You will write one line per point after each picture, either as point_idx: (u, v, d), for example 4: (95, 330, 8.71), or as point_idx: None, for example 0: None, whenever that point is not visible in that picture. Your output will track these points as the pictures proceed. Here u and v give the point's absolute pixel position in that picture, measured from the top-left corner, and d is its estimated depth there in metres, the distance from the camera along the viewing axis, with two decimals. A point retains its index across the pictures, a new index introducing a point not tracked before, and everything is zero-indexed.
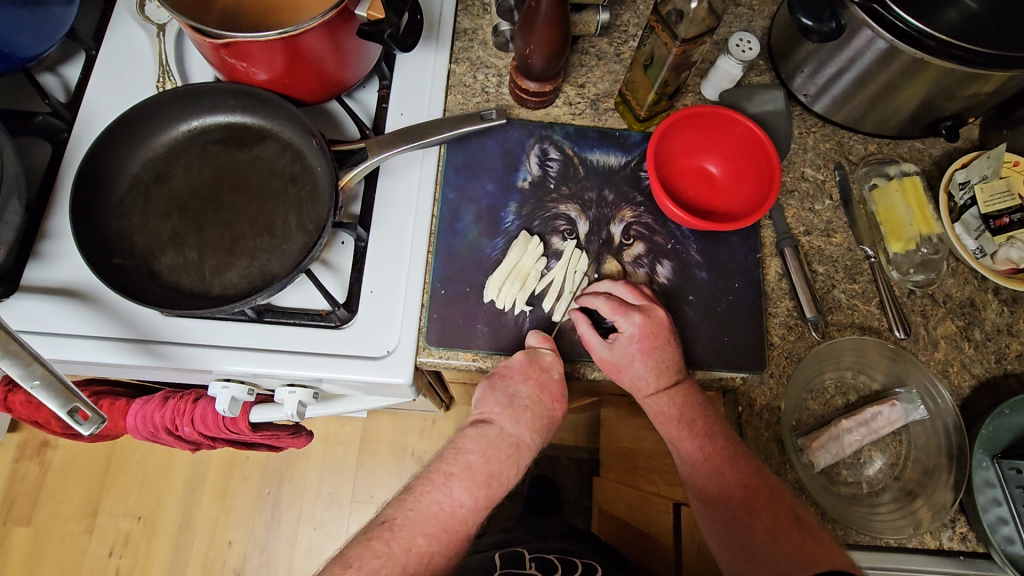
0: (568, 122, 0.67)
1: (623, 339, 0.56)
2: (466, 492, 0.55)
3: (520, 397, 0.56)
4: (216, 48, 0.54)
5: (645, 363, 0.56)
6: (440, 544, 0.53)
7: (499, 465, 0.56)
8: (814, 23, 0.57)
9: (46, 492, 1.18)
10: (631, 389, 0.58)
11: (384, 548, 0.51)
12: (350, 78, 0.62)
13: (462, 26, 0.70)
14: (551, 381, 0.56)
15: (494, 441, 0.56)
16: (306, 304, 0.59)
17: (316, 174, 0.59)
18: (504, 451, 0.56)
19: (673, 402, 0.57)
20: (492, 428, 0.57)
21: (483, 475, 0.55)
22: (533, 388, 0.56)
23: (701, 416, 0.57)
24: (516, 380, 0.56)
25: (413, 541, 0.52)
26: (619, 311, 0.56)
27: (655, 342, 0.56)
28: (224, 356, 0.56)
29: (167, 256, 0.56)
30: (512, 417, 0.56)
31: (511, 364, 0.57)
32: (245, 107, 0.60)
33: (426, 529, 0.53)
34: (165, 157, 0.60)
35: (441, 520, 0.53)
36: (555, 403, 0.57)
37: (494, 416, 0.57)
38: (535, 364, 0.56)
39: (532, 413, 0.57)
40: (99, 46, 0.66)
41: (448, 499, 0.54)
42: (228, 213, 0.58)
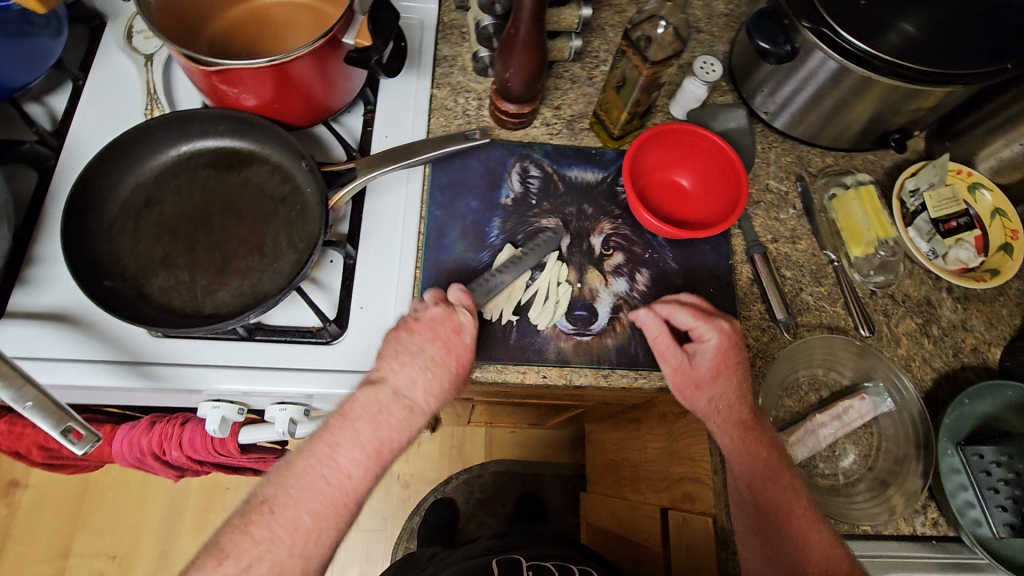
0: (546, 141, 0.71)
1: (706, 347, 0.57)
2: (354, 464, 0.49)
3: (422, 355, 0.53)
4: (208, 75, 0.56)
5: (725, 385, 0.56)
6: (327, 520, 0.47)
7: (390, 432, 0.50)
8: (771, 46, 0.63)
9: (15, 534, 1.14)
10: (706, 410, 0.56)
11: (266, 534, 0.45)
12: (337, 103, 0.65)
13: (442, 53, 0.74)
14: (459, 343, 0.54)
15: (384, 404, 0.51)
16: (297, 322, 0.60)
17: (305, 195, 0.61)
18: (394, 414, 0.51)
19: (752, 441, 0.56)
20: (381, 390, 0.51)
21: (373, 443, 0.49)
22: (433, 349, 0.53)
23: (770, 460, 0.56)
24: (424, 338, 0.53)
25: (298, 522, 0.46)
26: (705, 321, 0.57)
27: (732, 356, 0.57)
28: (215, 375, 0.57)
29: (158, 277, 0.57)
30: (409, 378, 0.52)
31: (422, 318, 0.54)
32: (235, 132, 0.62)
33: (310, 506, 0.47)
34: (154, 182, 0.61)
35: (328, 495, 0.47)
36: (448, 381, 0.53)
37: (385, 374, 0.52)
38: (449, 321, 0.54)
39: (433, 375, 0.52)
40: (87, 76, 0.67)
41: (329, 470, 0.48)
42: (218, 234, 0.59)
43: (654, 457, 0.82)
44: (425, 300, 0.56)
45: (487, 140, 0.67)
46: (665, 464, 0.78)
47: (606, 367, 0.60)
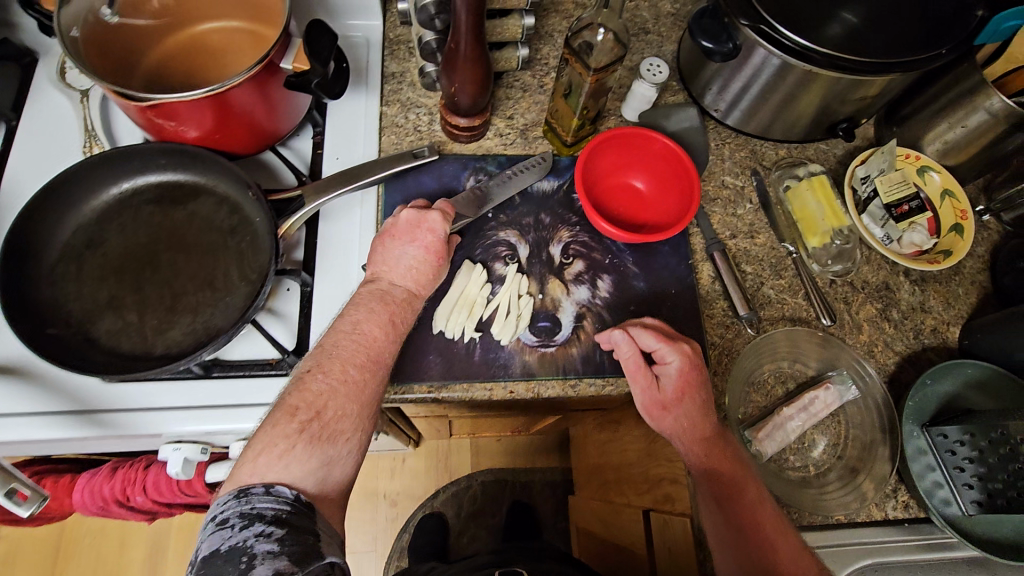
0: (500, 152, 0.70)
1: (669, 369, 0.56)
2: (377, 327, 0.53)
3: (405, 256, 0.58)
4: (143, 110, 0.54)
5: (690, 406, 0.56)
6: (370, 372, 0.51)
7: (399, 307, 0.56)
8: (714, 44, 0.63)
9: None
10: (673, 431, 0.56)
11: (324, 385, 0.49)
12: (282, 128, 0.64)
13: (389, 70, 0.73)
14: (435, 241, 0.59)
15: (384, 290, 0.56)
16: (255, 355, 0.59)
17: (254, 224, 0.59)
18: (397, 295, 0.56)
19: (722, 459, 0.55)
20: (378, 283, 0.57)
21: (388, 313, 0.55)
22: (421, 246, 0.58)
23: (738, 472, 0.55)
24: (403, 241, 0.58)
25: (345, 372, 0.50)
26: (668, 343, 0.57)
27: (696, 377, 0.57)
28: (172, 418, 0.55)
29: (105, 321, 0.55)
30: (398, 272, 0.57)
31: (398, 225, 0.59)
32: (177, 165, 0.60)
33: (353, 360, 0.51)
34: (97, 222, 0.59)
35: (364, 351, 0.52)
36: (435, 278, 0.59)
37: (379, 269, 0.58)
38: (423, 223, 0.59)
39: (417, 269, 0.58)
40: (20, 117, 0.65)
41: (366, 336, 0.53)
42: (166, 271, 0.57)
43: (634, 458, 0.83)
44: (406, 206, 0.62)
45: (437, 156, 0.67)
46: (644, 465, 0.79)
47: (573, 378, 0.60)
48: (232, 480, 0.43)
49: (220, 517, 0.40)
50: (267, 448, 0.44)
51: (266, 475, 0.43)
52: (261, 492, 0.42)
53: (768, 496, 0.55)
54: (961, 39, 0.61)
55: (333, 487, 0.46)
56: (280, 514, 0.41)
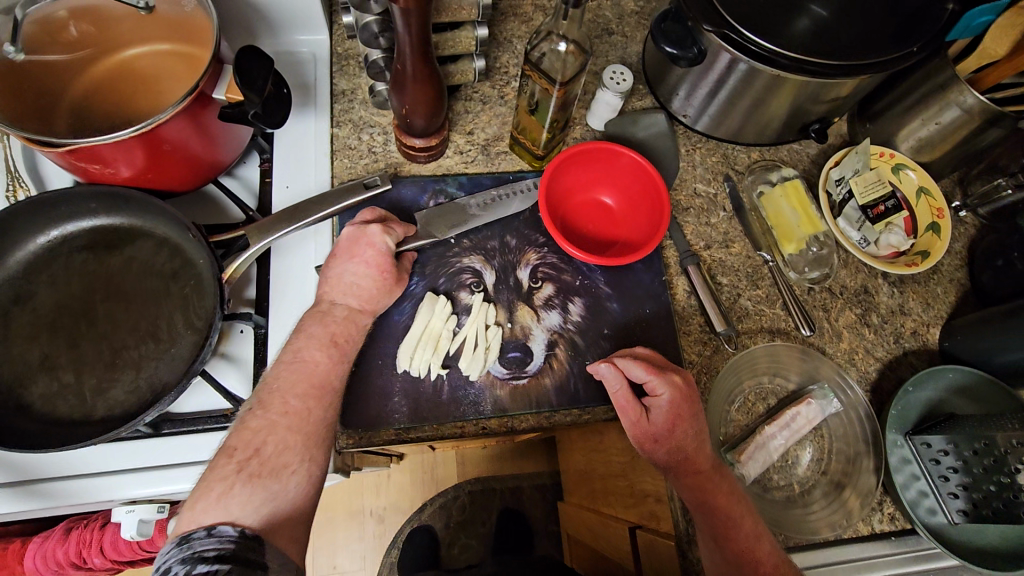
0: (461, 171, 0.67)
1: (659, 403, 0.54)
2: (319, 352, 0.51)
3: (347, 274, 0.55)
4: (65, 154, 0.50)
5: (682, 437, 0.54)
6: (316, 401, 0.49)
7: (343, 327, 0.53)
8: (678, 50, 0.60)
9: None
10: (664, 464, 0.55)
11: (263, 422, 0.46)
12: (224, 160, 0.60)
13: (339, 87, 0.69)
14: (377, 254, 0.56)
15: (328, 312, 0.54)
16: (208, 407, 0.55)
17: (198, 267, 0.55)
18: (338, 314, 0.54)
19: (716, 493, 0.54)
20: (321, 305, 0.54)
21: (331, 336, 0.52)
22: (364, 262, 0.55)
23: (729, 507, 0.53)
24: (344, 259, 0.55)
25: (285, 403, 0.47)
26: (657, 375, 0.54)
27: (687, 409, 0.55)
28: (120, 482, 0.52)
29: (39, 384, 0.51)
30: (341, 291, 0.55)
31: (339, 243, 0.56)
32: (109, 208, 0.56)
33: (295, 390, 0.48)
34: (24, 276, 0.55)
35: (307, 378, 0.49)
36: (384, 294, 0.56)
37: (322, 289, 0.55)
38: (361, 237, 0.56)
39: (360, 286, 0.55)
40: None
41: (310, 366, 0.50)
42: (104, 325, 0.53)
43: (618, 473, 0.81)
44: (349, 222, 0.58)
45: (390, 185, 0.62)
46: (628, 481, 0.77)
47: (547, 410, 0.57)
48: (173, 531, 0.40)
49: (159, 567, 0.37)
50: (204, 492, 0.41)
51: (206, 519, 0.40)
52: (203, 535, 0.39)
53: (767, 532, 0.54)
54: (933, 34, 0.58)
55: (284, 521, 0.43)
56: (226, 552, 0.38)
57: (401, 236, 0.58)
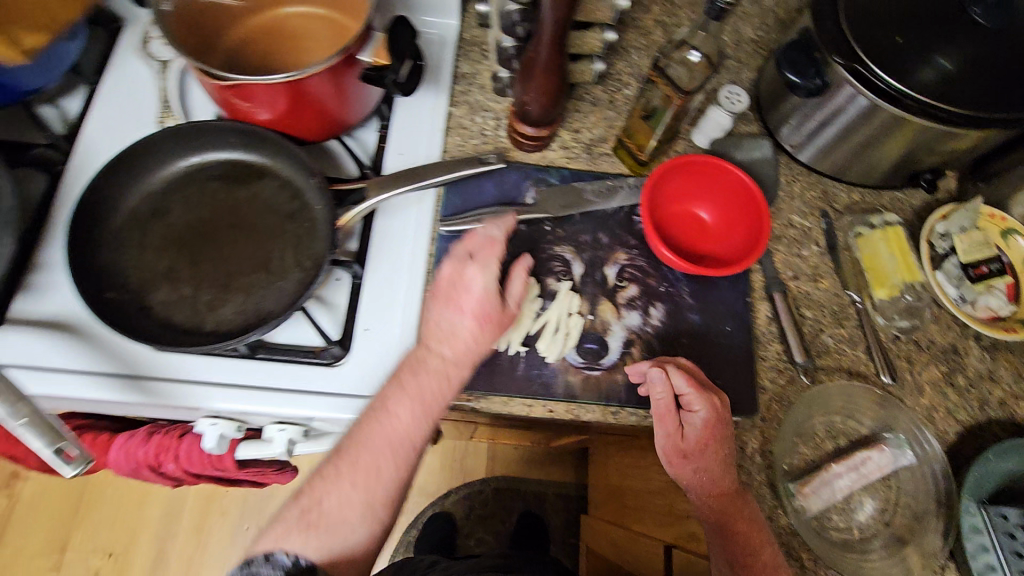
0: (564, 165, 0.69)
1: (695, 419, 0.55)
2: (407, 409, 0.52)
3: (456, 329, 0.54)
4: (223, 88, 0.55)
5: (710, 461, 0.55)
6: (390, 456, 0.52)
7: (438, 386, 0.53)
8: (800, 78, 0.60)
9: (14, 525, 1.21)
10: (691, 481, 0.55)
11: (335, 471, 0.51)
12: (352, 119, 0.64)
13: (462, 70, 0.73)
14: (490, 305, 0.54)
15: (429, 369, 0.54)
16: (299, 341, 0.59)
17: (314, 212, 0.60)
18: (436, 364, 0.54)
19: (739, 519, 0.53)
20: (423, 354, 0.54)
21: (423, 395, 0.53)
22: (471, 314, 0.54)
23: (754, 534, 0.53)
24: (455, 312, 0.54)
25: (358, 456, 0.51)
26: (700, 391, 0.54)
27: (720, 430, 0.55)
28: (212, 394, 0.56)
29: (160, 291, 0.56)
30: (447, 344, 0.54)
31: (442, 283, 0.55)
32: (247, 144, 0.61)
33: (371, 454, 0.51)
34: (163, 193, 0.60)
35: (386, 438, 0.52)
36: (492, 338, 0.54)
37: (427, 332, 0.55)
38: (461, 286, 0.54)
39: (468, 345, 0.54)
40: (102, 81, 0.67)
41: (392, 421, 0.52)
42: (224, 248, 0.58)
43: (659, 490, 0.80)
44: (454, 253, 0.56)
45: (503, 165, 0.66)
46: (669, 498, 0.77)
47: (615, 405, 0.58)
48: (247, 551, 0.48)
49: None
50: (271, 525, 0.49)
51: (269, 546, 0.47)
52: (262, 560, 0.46)
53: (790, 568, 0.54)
54: None
55: (340, 562, 0.49)
56: None
57: (517, 278, 0.55)
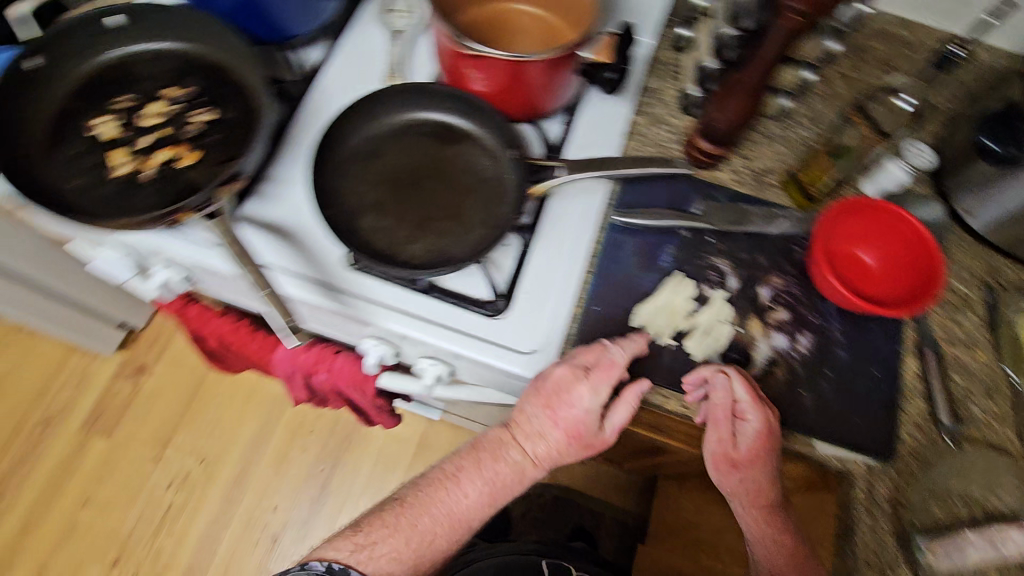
0: (731, 186, 0.72)
1: (748, 428, 0.57)
2: (475, 490, 0.63)
3: (548, 437, 0.61)
4: (461, 56, 0.64)
5: (755, 471, 0.59)
6: (445, 532, 0.63)
7: (508, 479, 0.64)
8: (998, 147, 0.62)
9: (130, 413, 1.34)
10: (736, 489, 0.59)
11: (392, 521, 0.62)
12: (550, 105, 0.71)
13: (649, 84, 0.78)
14: (586, 428, 0.60)
15: (507, 459, 0.63)
16: (467, 290, 0.64)
17: (505, 181, 0.67)
18: (512, 460, 0.63)
19: (778, 526, 0.61)
20: (507, 441, 0.63)
21: (493, 478, 0.64)
22: (563, 428, 0.60)
23: (792, 543, 0.61)
24: (553, 424, 0.60)
25: (417, 519, 0.62)
26: (755, 401, 0.57)
27: (770, 439, 0.58)
28: (388, 317, 0.63)
29: (367, 218, 0.64)
30: (529, 446, 0.62)
31: (547, 384, 0.59)
32: (460, 110, 0.68)
33: (432, 510, 0.63)
34: (382, 138, 0.68)
35: (448, 511, 0.63)
36: (574, 452, 0.62)
37: (517, 421, 0.63)
38: (568, 391, 0.59)
39: (553, 450, 0.61)
40: (342, 37, 0.77)
41: (460, 494, 0.63)
42: (425, 195, 0.66)
43: None
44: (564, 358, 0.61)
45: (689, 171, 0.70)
46: None
47: None
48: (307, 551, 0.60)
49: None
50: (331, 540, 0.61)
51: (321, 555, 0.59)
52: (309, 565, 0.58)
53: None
54: None
55: None
56: None
57: (629, 402, 0.59)
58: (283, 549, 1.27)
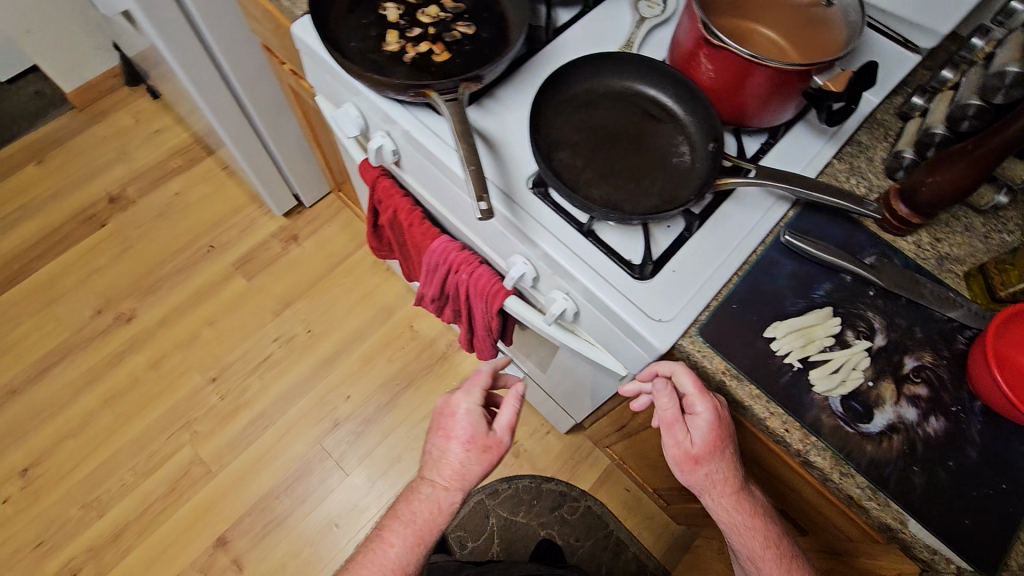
0: (910, 256, 0.70)
1: (700, 419, 0.63)
2: (399, 536, 0.72)
3: (454, 455, 0.73)
4: (702, 43, 0.69)
5: (716, 461, 0.66)
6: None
7: (426, 517, 0.73)
8: None
9: (271, 269, 1.54)
10: (704, 480, 0.67)
11: None
12: (759, 119, 0.73)
13: (859, 138, 0.78)
14: (479, 436, 0.74)
15: (426, 498, 0.73)
16: (623, 246, 0.69)
17: (692, 167, 0.71)
18: (427, 495, 0.73)
19: (749, 516, 0.68)
20: (423, 485, 0.74)
21: (414, 522, 0.73)
22: (467, 444, 0.73)
23: (764, 530, 0.69)
24: (454, 443, 0.74)
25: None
26: (701, 393, 0.62)
27: (723, 426, 0.63)
28: (547, 239, 0.69)
29: (563, 153, 0.70)
30: (438, 476, 0.74)
31: (440, 412, 0.77)
32: (678, 95, 0.73)
33: (371, 571, 0.70)
34: (600, 94, 0.75)
35: (385, 560, 0.71)
36: (484, 467, 0.74)
37: (429, 460, 0.75)
38: (451, 412, 0.76)
39: (463, 468, 0.73)
40: (594, 8, 0.86)
41: (390, 545, 0.72)
42: (618, 154, 0.72)
43: None
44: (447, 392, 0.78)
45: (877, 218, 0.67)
46: None
47: (850, 466, 0.59)
48: None
49: None
50: None
51: None
52: None
53: None
54: None
55: None
56: None
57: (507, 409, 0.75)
58: (340, 436, 1.39)
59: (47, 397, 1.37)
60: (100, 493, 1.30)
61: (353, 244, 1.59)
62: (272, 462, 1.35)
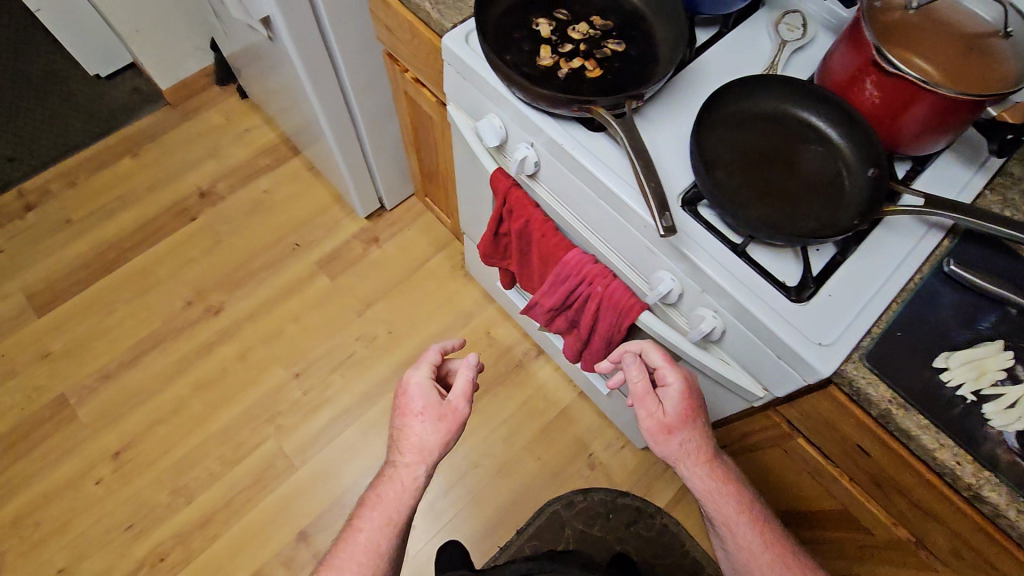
0: None
1: (671, 387, 0.75)
2: (374, 520, 0.73)
3: (418, 433, 0.72)
4: (868, 65, 0.69)
5: (687, 430, 0.74)
6: (373, 561, 0.72)
7: (398, 498, 0.73)
8: None
9: (353, 269, 1.57)
10: (678, 450, 0.74)
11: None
12: (915, 146, 0.72)
13: (1010, 170, 0.77)
14: (437, 409, 0.73)
15: (396, 482, 0.73)
16: (777, 266, 0.69)
17: (847, 191, 0.71)
18: (395, 478, 0.73)
19: (723, 488, 0.75)
20: (391, 468, 0.74)
21: (388, 503, 0.73)
22: (430, 423, 0.73)
23: (739, 502, 0.76)
24: (412, 418, 0.73)
25: (349, 564, 0.71)
26: (672, 366, 0.75)
27: (691, 396, 0.75)
28: (702, 256, 0.69)
29: (719, 171, 0.71)
30: (401, 458, 0.73)
31: (400, 392, 0.76)
32: (832, 118, 0.73)
33: (359, 557, 0.72)
34: (749, 114, 0.75)
35: (367, 547, 0.72)
36: (449, 438, 0.73)
37: (395, 442, 0.75)
38: (409, 392, 0.75)
39: (421, 438, 0.72)
40: (731, 28, 0.85)
41: (368, 531, 0.73)
42: (772, 175, 0.72)
43: None
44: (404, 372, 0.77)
45: None
46: None
47: None
48: None
49: None
50: None
51: None
52: None
53: None
54: None
55: None
56: None
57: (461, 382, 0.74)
58: None
59: (139, 383, 1.42)
60: (187, 480, 1.33)
61: (433, 248, 1.60)
62: (353, 459, 1.37)
